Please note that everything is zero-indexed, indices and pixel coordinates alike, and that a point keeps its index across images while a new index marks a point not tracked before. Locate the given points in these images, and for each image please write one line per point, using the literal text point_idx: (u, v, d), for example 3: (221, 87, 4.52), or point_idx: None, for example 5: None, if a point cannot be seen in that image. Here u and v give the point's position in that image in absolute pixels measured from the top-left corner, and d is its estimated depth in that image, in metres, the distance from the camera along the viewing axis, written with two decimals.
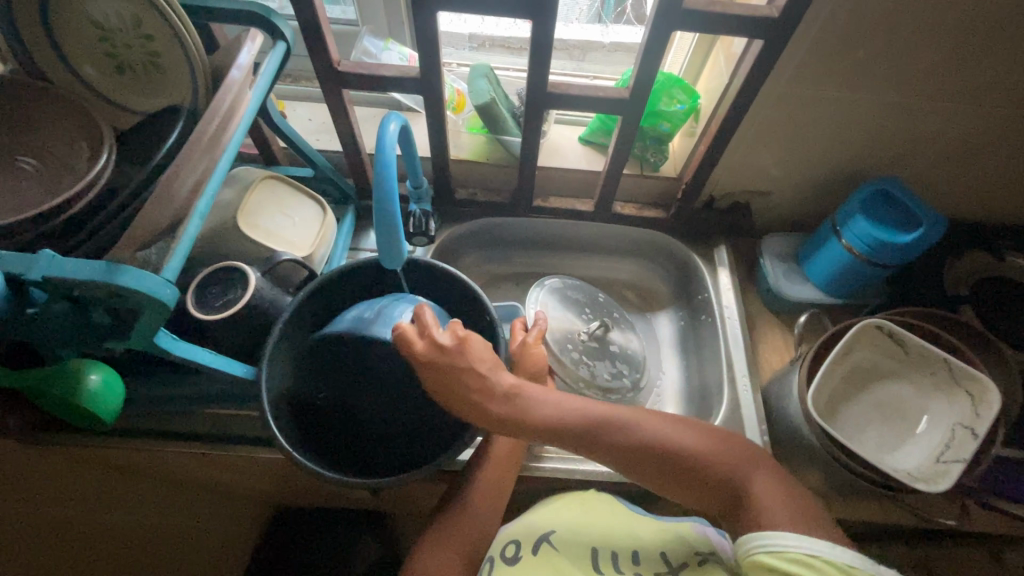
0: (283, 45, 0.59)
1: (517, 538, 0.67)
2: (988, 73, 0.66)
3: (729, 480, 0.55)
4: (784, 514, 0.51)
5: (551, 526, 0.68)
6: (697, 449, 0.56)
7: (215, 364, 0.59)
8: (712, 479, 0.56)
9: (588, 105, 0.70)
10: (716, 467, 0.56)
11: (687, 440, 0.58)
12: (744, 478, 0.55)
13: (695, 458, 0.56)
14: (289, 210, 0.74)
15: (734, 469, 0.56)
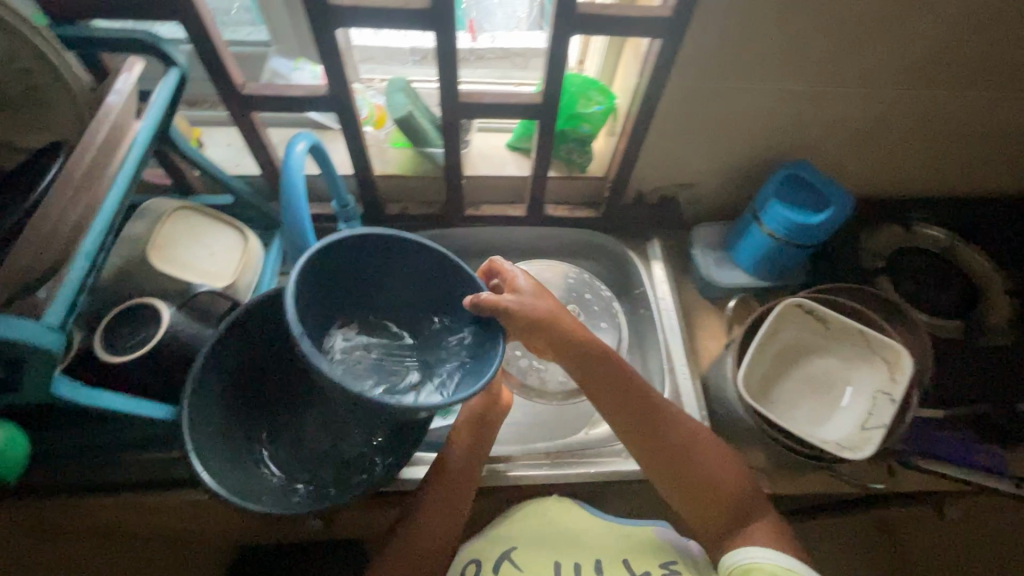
0: (176, 72, 0.58)
1: (477, 556, 0.70)
2: (871, 59, 0.71)
3: (735, 508, 0.60)
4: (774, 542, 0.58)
5: (513, 541, 0.70)
6: (723, 479, 0.61)
7: (131, 409, 0.56)
8: (726, 500, 0.60)
9: (504, 112, 0.71)
10: (731, 493, 0.61)
11: (713, 463, 0.62)
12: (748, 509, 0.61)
13: (718, 485, 0.61)
14: (205, 239, 0.71)
15: (742, 499, 0.61)
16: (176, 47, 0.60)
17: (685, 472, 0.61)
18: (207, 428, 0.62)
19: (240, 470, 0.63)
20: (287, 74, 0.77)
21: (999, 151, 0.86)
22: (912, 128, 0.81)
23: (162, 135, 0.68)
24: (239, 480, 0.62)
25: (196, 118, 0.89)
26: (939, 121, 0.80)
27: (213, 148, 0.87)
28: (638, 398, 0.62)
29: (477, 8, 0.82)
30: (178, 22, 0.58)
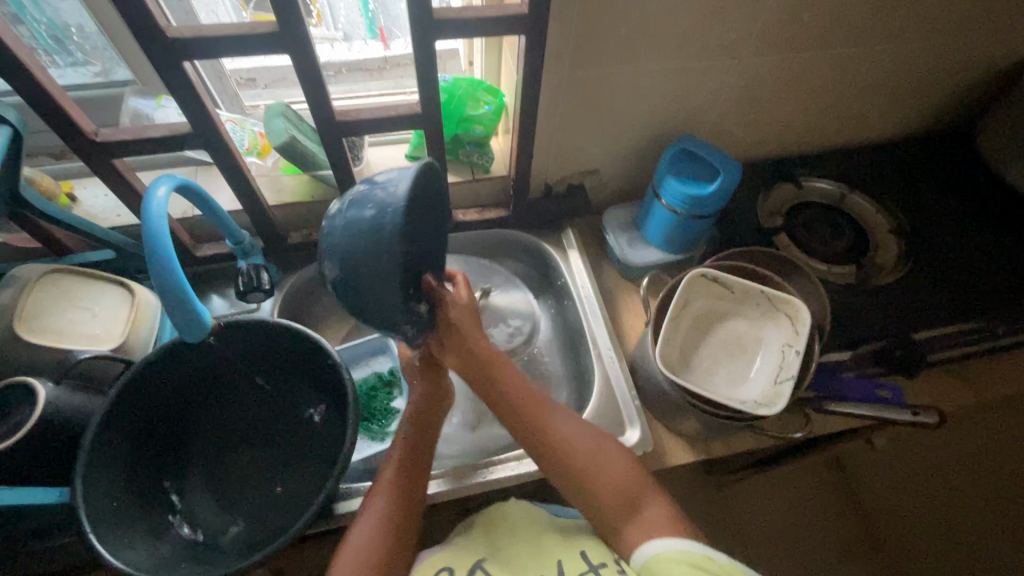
0: (5, 129, 0.54)
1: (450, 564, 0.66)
2: (732, 31, 0.74)
3: (625, 495, 0.60)
4: (673, 529, 0.56)
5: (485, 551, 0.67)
6: (608, 463, 0.62)
7: (12, 500, 0.51)
8: (615, 491, 0.60)
9: (386, 125, 0.69)
10: (621, 480, 0.61)
11: (600, 452, 0.63)
12: (641, 496, 0.60)
13: (603, 470, 0.61)
14: (83, 301, 0.66)
15: (631, 487, 0.61)
16: (2, 102, 0.55)
17: (575, 470, 0.62)
18: (108, 502, 0.57)
19: (151, 541, 0.59)
20: (151, 114, 0.73)
21: (866, 101, 0.92)
22: (785, 90, 0.85)
23: (13, 197, 0.63)
24: (150, 554, 0.57)
25: (63, 171, 0.82)
26: (807, 81, 0.85)
27: (88, 201, 0.81)
28: (516, 398, 0.66)
29: (386, 15, 0.84)
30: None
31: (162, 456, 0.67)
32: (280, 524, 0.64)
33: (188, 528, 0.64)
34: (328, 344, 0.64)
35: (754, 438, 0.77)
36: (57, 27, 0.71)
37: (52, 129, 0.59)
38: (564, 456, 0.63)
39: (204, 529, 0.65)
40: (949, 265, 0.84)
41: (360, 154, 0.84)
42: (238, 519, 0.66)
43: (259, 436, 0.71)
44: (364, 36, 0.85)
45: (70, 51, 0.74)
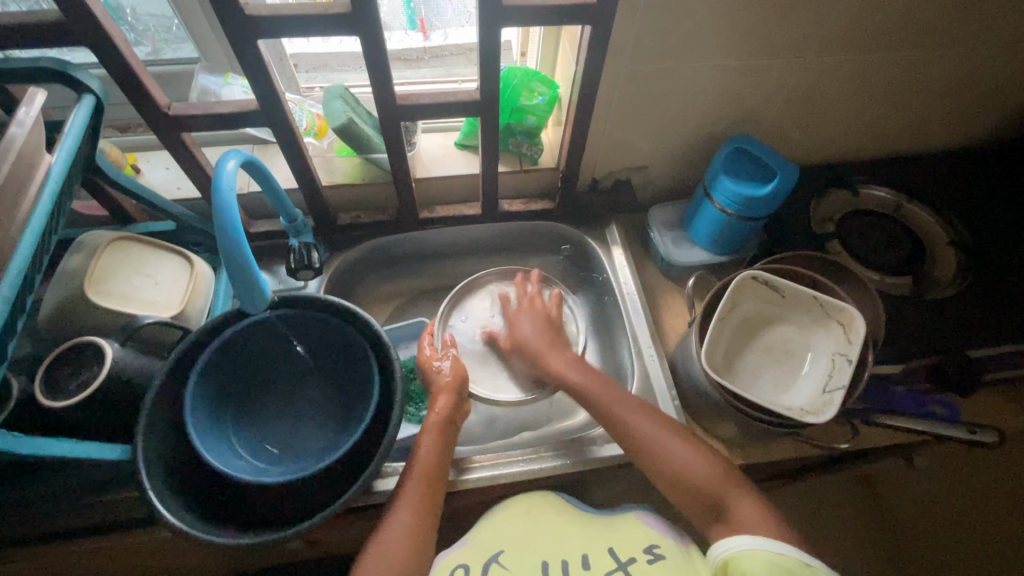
0: (89, 98, 0.56)
1: (465, 561, 0.67)
2: (800, 28, 0.72)
3: (716, 504, 0.63)
4: (764, 529, 0.59)
5: (500, 544, 0.68)
6: (704, 476, 0.63)
7: (80, 454, 0.54)
8: (698, 492, 0.63)
9: (442, 111, 0.70)
10: (699, 482, 0.64)
11: (678, 454, 0.65)
12: (721, 496, 0.62)
13: (684, 474, 0.64)
14: (147, 269, 0.68)
15: (712, 488, 0.63)
16: (87, 72, 0.57)
17: (701, 491, 0.63)
18: (211, 392, 0.65)
19: (228, 453, 0.65)
20: (217, 91, 0.75)
21: (930, 107, 0.88)
22: (847, 93, 0.83)
23: (89, 165, 0.65)
24: (231, 459, 0.64)
25: (129, 143, 0.85)
26: (873, 84, 0.82)
27: (150, 173, 0.84)
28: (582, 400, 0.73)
29: (426, 6, 0.81)
30: (87, 48, 0.55)
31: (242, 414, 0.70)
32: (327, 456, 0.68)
33: (269, 444, 0.69)
34: (376, 323, 0.69)
35: (796, 446, 0.76)
36: (118, 6, 0.73)
37: (129, 99, 0.61)
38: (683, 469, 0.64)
39: (282, 444, 0.70)
40: (1012, 286, 0.81)
41: (412, 138, 0.85)
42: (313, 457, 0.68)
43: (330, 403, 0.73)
44: (405, 27, 0.83)
45: (124, 30, 0.76)
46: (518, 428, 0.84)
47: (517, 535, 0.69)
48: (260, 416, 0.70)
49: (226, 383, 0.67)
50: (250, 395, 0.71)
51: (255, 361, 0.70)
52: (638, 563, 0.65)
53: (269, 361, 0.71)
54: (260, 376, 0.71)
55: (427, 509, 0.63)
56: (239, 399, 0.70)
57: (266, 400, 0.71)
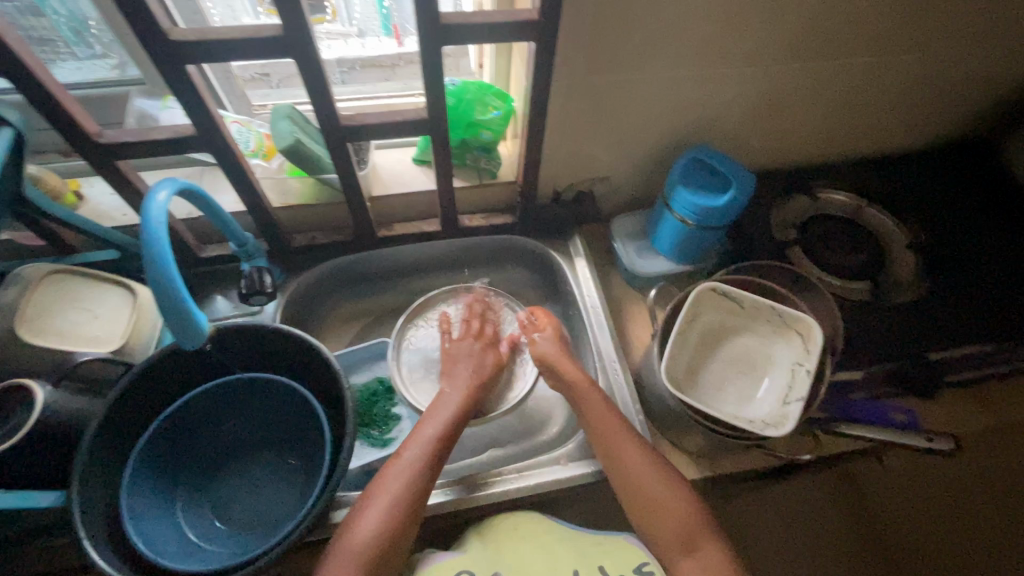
0: (7, 132, 0.53)
1: (469, 568, 0.67)
2: (747, 39, 0.72)
3: (685, 532, 0.62)
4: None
5: (495, 565, 0.67)
6: (678, 508, 0.63)
7: (9, 505, 0.51)
8: (678, 526, 0.63)
9: (389, 130, 0.68)
10: (680, 517, 0.63)
11: (665, 489, 0.64)
12: (696, 540, 0.62)
13: (666, 510, 0.63)
14: (84, 303, 0.65)
15: (690, 526, 0.63)
16: (6, 103, 0.54)
17: (679, 531, 0.62)
18: (160, 462, 0.64)
19: (169, 530, 0.62)
20: (157, 114, 0.73)
21: (884, 112, 0.89)
22: (802, 99, 0.83)
23: (18, 198, 0.62)
24: (172, 540, 0.62)
25: (69, 169, 0.82)
26: (827, 90, 0.82)
27: (93, 200, 0.81)
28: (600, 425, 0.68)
29: (400, 11, 0.81)
30: (4, 78, 0.53)
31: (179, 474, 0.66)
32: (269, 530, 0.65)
33: (220, 514, 0.66)
34: (328, 352, 0.65)
35: (762, 457, 0.75)
36: (76, 20, 0.71)
37: (55, 129, 0.59)
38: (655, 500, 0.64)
39: (234, 517, 0.66)
40: (968, 286, 0.82)
41: (366, 156, 0.83)
42: (254, 533, 0.64)
43: (267, 457, 0.69)
44: (379, 33, 0.83)
45: (90, 43, 0.74)
46: (484, 448, 0.83)
47: (514, 554, 0.68)
48: (217, 487, 0.68)
49: (174, 447, 0.65)
50: (205, 464, 0.68)
51: (209, 430, 0.68)
52: None
53: (217, 422, 0.68)
54: (212, 445, 0.68)
55: (430, 473, 0.64)
56: (197, 470, 0.68)
57: (223, 471, 0.69)
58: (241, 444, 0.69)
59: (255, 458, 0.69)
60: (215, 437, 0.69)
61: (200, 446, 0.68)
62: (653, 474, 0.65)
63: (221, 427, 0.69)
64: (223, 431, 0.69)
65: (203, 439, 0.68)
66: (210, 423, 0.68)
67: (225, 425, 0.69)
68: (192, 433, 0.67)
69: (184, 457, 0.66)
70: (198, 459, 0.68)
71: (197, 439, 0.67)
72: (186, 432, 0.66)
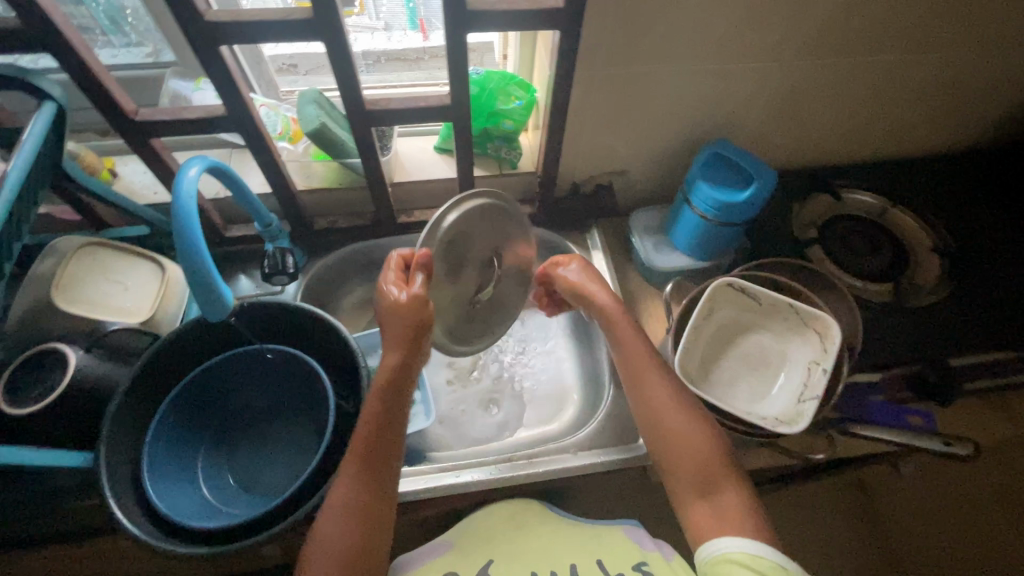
0: (50, 105, 0.55)
1: (455, 567, 0.67)
2: (773, 33, 0.71)
3: (702, 485, 0.58)
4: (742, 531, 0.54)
5: (490, 554, 0.69)
6: (696, 449, 0.59)
7: (40, 462, 0.53)
8: (693, 467, 0.58)
9: (413, 116, 0.69)
10: (700, 460, 0.58)
11: (677, 424, 0.60)
12: (716, 486, 0.57)
13: (681, 449, 0.59)
14: (117, 275, 0.68)
15: (709, 469, 0.58)
16: (50, 79, 0.57)
17: (698, 471, 0.58)
18: (178, 425, 0.65)
19: (189, 490, 0.64)
20: (189, 95, 0.75)
21: (914, 112, 0.87)
22: (828, 96, 0.82)
23: (56, 171, 0.65)
24: (194, 499, 0.64)
25: (106, 148, 0.85)
26: (854, 88, 0.81)
27: (127, 178, 0.84)
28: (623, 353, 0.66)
29: (426, 7, 0.81)
30: (48, 54, 0.55)
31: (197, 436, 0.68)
32: (280, 491, 0.67)
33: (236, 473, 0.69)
34: (345, 330, 0.67)
35: (772, 456, 0.75)
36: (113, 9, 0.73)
37: (93, 106, 0.61)
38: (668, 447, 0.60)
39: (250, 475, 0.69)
40: (995, 291, 0.80)
41: (388, 143, 0.84)
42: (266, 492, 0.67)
43: (281, 420, 0.72)
44: (405, 27, 0.83)
45: (126, 33, 0.77)
46: (493, 438, 0.83)
47: (505, 545, 0.69)
48: (234, 447, 0.70)
49: (192, 411, 0.67)
50: (221, 427, 0.71)
51: (220, 395, 0.69)
52: None
53: (229, 387, 0.70)
54: (227, 408, 0.71)
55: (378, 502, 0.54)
56: (213, 429, 0.70)
57: (238, 432, 0.71)
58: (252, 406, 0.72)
59: (270, 421, 0.72)
60: (227, 402, 0.70)
61: (213, 409, 0.69)
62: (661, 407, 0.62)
63: (233, 392, 0.70)
64: (235, 395, 0.71)
65: (214, 405, 0.69)
66: (223, 388, 0.69)
67: (237, 390, 0.70)
68: (207, 397, 0.68)
69: (200, 419, 0.68)
70: (213, 421, 0.70)
71: (211, 402, 0.69)
72: (199, 396, 0.67)
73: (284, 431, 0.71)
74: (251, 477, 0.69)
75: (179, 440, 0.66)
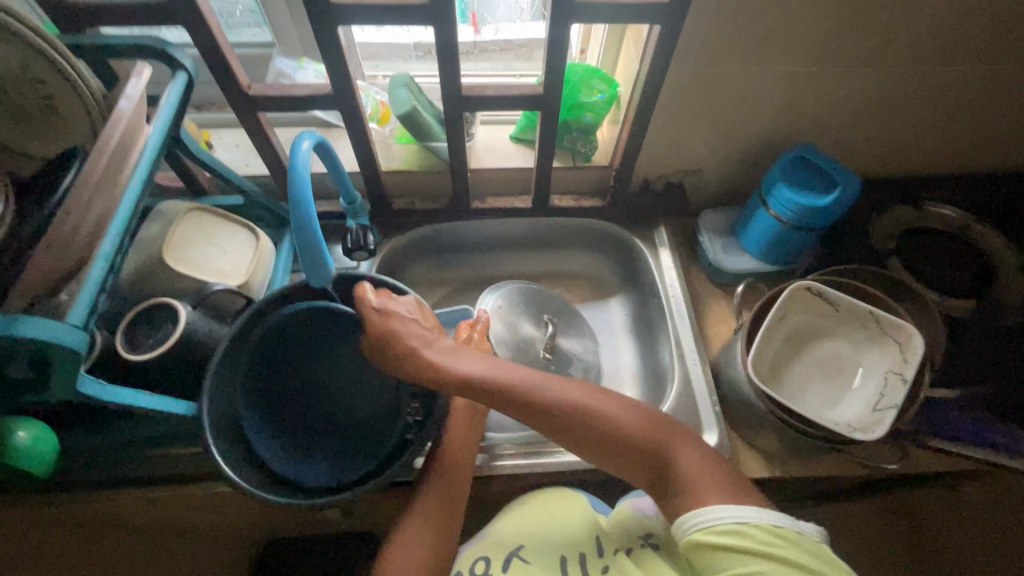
0: (182, 76, 0.59)
1: (487, 553, 0.67)
2: (873, 36, 0.70)
3: (652, 487, 0.57)
4: (718, 495, 0.51)
5: (520, 539, 0.68)
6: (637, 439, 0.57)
7: (154, 406, 0.57)
8: (639, 470, 0.57)
9: (505, 104, 0.71)
10: (634, 453, 0.57)
11: (585, 431, 0.59)
12: (668, 461, 0.56)
13: (610, 438, 0.58)
14: (217, 240, 0.72)
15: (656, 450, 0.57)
16: (183, 51, 0.61)
17: (642, 464, 0.57)
18: (259, 385, 0.67)
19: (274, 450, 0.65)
20: (291, 74, 0.79)
21: (1007, 126, 0.85)
22: (920, 104, 0.80)
23: (172, 138, 0.69)
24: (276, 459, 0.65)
25: (205, 121, 0.90)
26: (949, 97, 0.79)
27: (222, 150, 0.89)
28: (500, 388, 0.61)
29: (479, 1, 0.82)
30: (184, 27, 0.59)
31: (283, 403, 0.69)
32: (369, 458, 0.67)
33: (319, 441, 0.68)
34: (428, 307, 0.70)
35: (840, 464, 0.74)
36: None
37: (214, 77, 0.65)
38: (600, 452, 0.58)
39: (331, 445, 0.68)
40: None
41: (470, 129, 0.87)
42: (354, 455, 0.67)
43: (371, 394, 0.71)
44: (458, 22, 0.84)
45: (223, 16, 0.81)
46: None
47: (534, 527, 0.69)
48: (324, 416, 0.70)
49: (281, 373, 0.69)
50: (310, 395, 0.70)
51: (310, 363, 0.70)
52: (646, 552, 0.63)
53: (315, 359, 0.71)
54: (314, 378, 0.71)
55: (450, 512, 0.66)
56: (305, 398, 0.70)
57: (325, 401, 0.71)
58: (339, 377, 0.71)
59: (357, 394, 0.71)
60: (318, 371, 0.71)
61: (303, 377, 0.70)
62: (578, 420, 0.59)
63: (319, 359, 0.71)
64: (325, 366, 0.71)
65: (307, 371, 0.70)
66: (314, 358, 0.71)
67: (328, 363, 0.71)
68: (295, 364, 0.70)
69: (290, 384, 0.69)
70: (299, 389, 0.70)
71: (303, 370, 0.70)
72: (286, 361, 0.69)
73: (369, 404, 0.71)
74: (331, 445, 0.68)
75: (265, 401, 0.67)
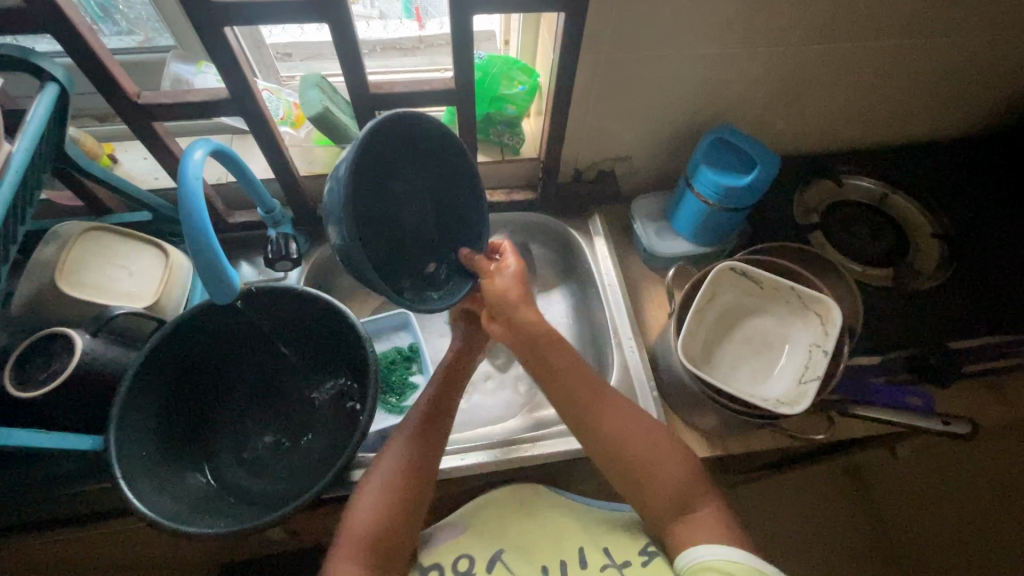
0: (52, 86, 0.55)
1: (469, 551, 0.67)
2: (778, 17, 0.71)
3: (682, 502, 0.59)
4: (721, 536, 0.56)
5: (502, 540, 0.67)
6: (675, 467, 0.59)
7: (52, 444, 0.54)
8: (670, 490, 0.59)
9: (418, 101, 0.69)
10: (675, 482, 0.59)
11: (648, 444, 0.60)
12: (693, 501, 0.59)
13: (664, 477, 0.59)
14: (120, 260, 0.68)
15: (687, 488, 0.59)
16: (52, 60, 0.57)
17: (677, 497, 0.59)
18: (160, 401, 0.65)
19: (184, 483, 0.64)
20: (191, 79, 0.75)
21: (917, 98, 0.88)
22: (832, 80, 0.82)
23: (58, 155, 0.64)
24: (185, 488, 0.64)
25: (105, 134, 0.85)
26: (859, 73, 0.81)
27: (128, 163, 0.84)
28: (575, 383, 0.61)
29: None
30: (49, 35, 0.55)
31: (187, 427, 0.69)
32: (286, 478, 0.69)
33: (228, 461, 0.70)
34: (352, 317, 0.67)
35: (774, 438, 0.75)
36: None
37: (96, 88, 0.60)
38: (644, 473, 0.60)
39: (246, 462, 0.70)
40: (996, 274, 0.81)
41: None
42: (301, 472, 0.68)
43: (278, 401, 0.74)
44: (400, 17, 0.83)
45: (116, 20, 0.76)
46: (498, 420, 0.82)
47: (520, 533, 0.68)
48: (224, 430, 0.72)
49: (186, 385, 0.69)
50: (215, 407, 0.72)
51: (217, 371, 0.72)
52: (632, 566, 0.63)
53: (229, 365, 0.72)
54: (222, 383, 0.73)
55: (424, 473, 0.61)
56: (208, 415, 0.71)
57: (231, 414, 0.73)
58: (250, 375, 0.74)
59: (265, 398, 0.74)
60: (230, 374, 0.73)
61: (210, 389, 0.72)
62: (635, 436, 0.60)
63: (225, 365, 0.72)
64: (244, 376, 0.74)
65: (217, 380, 0.72)
66: (221, 367, 0.72)
67: (242, 367, 0.74)
68: (206, 375, 0.71)
69: (195, 397, 0.70)
70: (202, 402, 0.71)
71: (211, 378, 0.71)
72: (190, 374, 0.69)
73: (276, 412, 0.73)
74: (243, 462, 0.70)
75: (170, 415, 0.66)
